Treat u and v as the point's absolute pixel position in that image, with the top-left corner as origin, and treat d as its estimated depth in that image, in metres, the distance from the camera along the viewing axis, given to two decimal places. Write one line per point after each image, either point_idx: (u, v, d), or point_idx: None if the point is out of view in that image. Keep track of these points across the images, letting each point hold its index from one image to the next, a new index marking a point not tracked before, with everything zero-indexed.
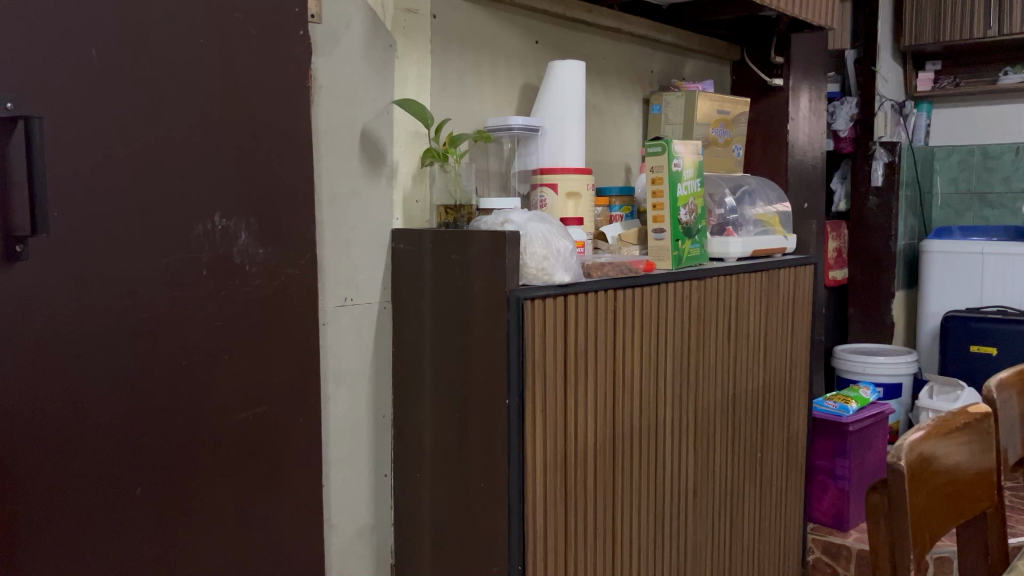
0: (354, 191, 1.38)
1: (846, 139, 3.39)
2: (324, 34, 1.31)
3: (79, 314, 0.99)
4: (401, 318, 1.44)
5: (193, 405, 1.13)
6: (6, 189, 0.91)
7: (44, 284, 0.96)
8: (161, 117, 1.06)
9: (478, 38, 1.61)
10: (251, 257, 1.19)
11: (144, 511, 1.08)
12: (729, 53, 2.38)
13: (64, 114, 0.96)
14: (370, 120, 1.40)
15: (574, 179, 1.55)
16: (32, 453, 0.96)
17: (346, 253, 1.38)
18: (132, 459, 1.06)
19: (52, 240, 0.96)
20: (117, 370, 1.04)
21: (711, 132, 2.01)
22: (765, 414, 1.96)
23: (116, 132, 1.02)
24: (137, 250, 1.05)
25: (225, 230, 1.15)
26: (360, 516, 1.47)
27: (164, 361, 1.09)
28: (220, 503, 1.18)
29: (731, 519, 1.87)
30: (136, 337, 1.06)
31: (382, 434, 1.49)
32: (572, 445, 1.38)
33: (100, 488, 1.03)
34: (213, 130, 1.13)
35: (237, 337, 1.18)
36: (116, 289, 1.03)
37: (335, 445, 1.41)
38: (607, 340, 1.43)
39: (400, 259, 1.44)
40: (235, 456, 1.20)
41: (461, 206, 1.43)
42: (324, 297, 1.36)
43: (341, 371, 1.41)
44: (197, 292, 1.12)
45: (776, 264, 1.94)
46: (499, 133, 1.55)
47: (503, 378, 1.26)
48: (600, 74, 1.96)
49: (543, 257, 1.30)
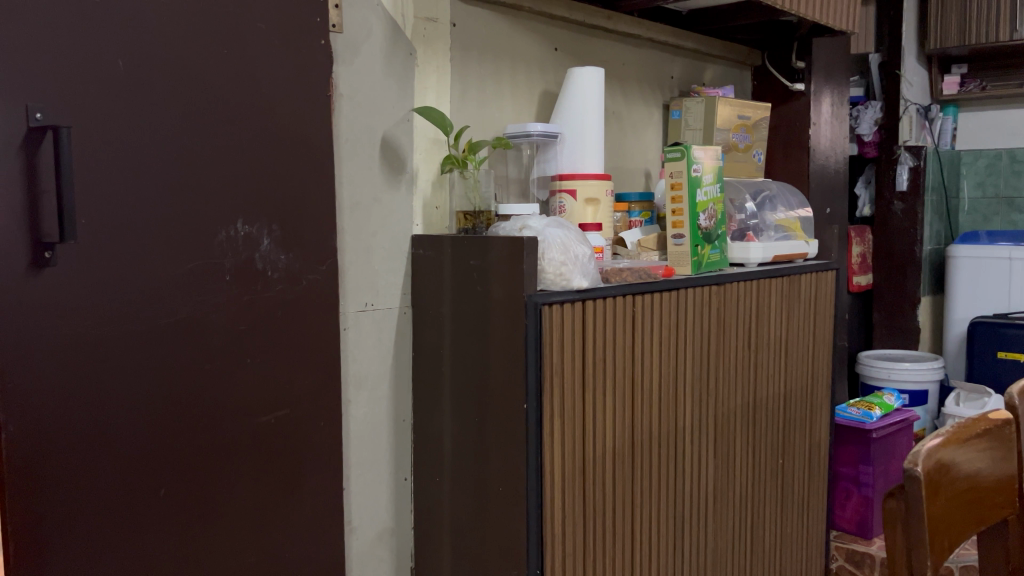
0: (375, 197, 1.40)
1: (870, 143, 3.37)
2: (345, 43, 1.33)
3: (105, 318, 1.02)
4: (421, 323, 1.46)
5: (216, 408, 1.15)
6: (34, 197, 0.94)
7: (73, 288, 0.98)
8: (186, 125, 1.09)
9: (498, 46, 1.63)
10: (273, 263, 1.21)
11: (168, 513, 1.10)
12: (749, 59, 2.38)
13: (91, 123, 0.99)
14: (390, 128, 1.42)
15: (593, 185, 1.56)
16: (58, 454, 0.99)
17: (366, 259, 1.39)
18: (156, 461, 1.08)
19: (79, 246, 0.99)
20: (141, 375, 1.06)
21: (732, 137, 2.02)
22: (787, 420, 1.95)
23: (142, 141, 1.04)
24: (162, 256, 1.07)
25: (248, 236, 1.17)
26: (380, 519, 1.48)
27: (187, 365, 1.11)
28: (242, 506, 1.20)
29: (753, 526, 1.86)
30: (160, 340, 1.08)
31: (401, 439, 1.50)
32: (591, 450, 1.38)
33: (124, 490, 1.05)
34: (237, 138, 1.15)
35: (260, 341, 1.20)
36: (141, 295, 1.05)
37: (356, 449, 1.43)
38: (626, 345, 1.43)
39: (420, 265, 1.45)
40: (257, 459, 1.21)
41: (480, 213, 1.44)
42: (345, 302, 1.38)
43: (361, 375, 1.42)
44: (220, 297, 1.15)
45: (798, 269, 1.93)
46: (519, 139, 1.56)
47: (521, 383, 1.27)
48: (620, 81, 1.97)
49: (561, 263, 1.31)
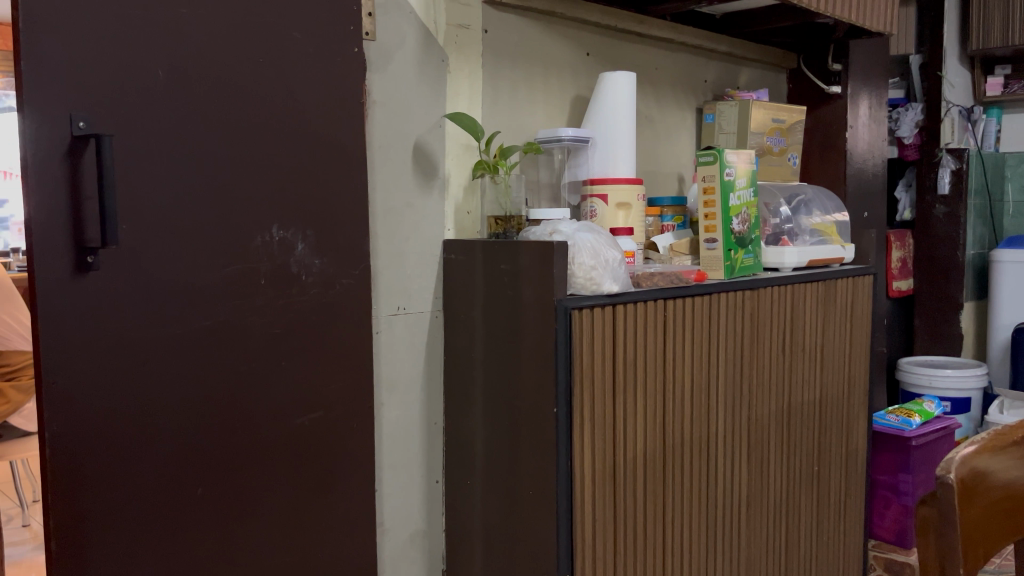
0: (407, 202, 1.42)
1: (910, 146, 3.33)
2: (378, 50, 1.35)
3: (144, 320, 1.05)
4: (453, 326, 1.47)
5: (252, 410, 1.18)
6: (78, 204, 0.97)
7: (114, 290, 1.01)
8: (223, 132, 1.11)
9: (530, 51, 1.64)
10: (307, 267, 1.23)
11: (205, 512, 1.13)
12: (786, 61, 2.35)
13: (132, 131, 1.02)
14: (423, 134, 1.43)
15: (624, 189, 1.57)
16: (99, 454, 1.01)
17: (399, 263, 1.41)
18: (193, 460, 1.11)
19: (120, 250, 1.01)
20: (179, 376, 1.09)
21: (766, 141, 2.01)
22: (823, 427, 1.93)
23: (181, 148, 1.07)
24: (200, 260, 1.10)
25: (283, 241, 1.20)
26: (412, 521, 1.50)
27: (224, 366, 1.14)
28: (276, 506, 1.22)
29: (787, 534, 1.84)
30: (198, 343, 1.10)
31: (433, 441, 1.52)
32: (622, 455, 1.38)
33: (162, 488, 1.08)
34: (272, 145, 1.17)
35: (295, 343, 1.23)
36: (179, 299, 1.08)
37: (388, 451, 1.44)
38: (657, 350, 1.43)
39: (452, 269, 1.47)
40: (292, 460, 1.23)
41: (512, 217, 1.45)
42: (377, 306, 1.39)
43: (394, 379, 1.44)
44: (256, 301, 1.17)
45: (834, 274, 1.91)
46: (550, 144, 1.57)
47: (552, 387, 1.27)
48: (653, 85, 1.97)
49: (591, 267, 1.31)
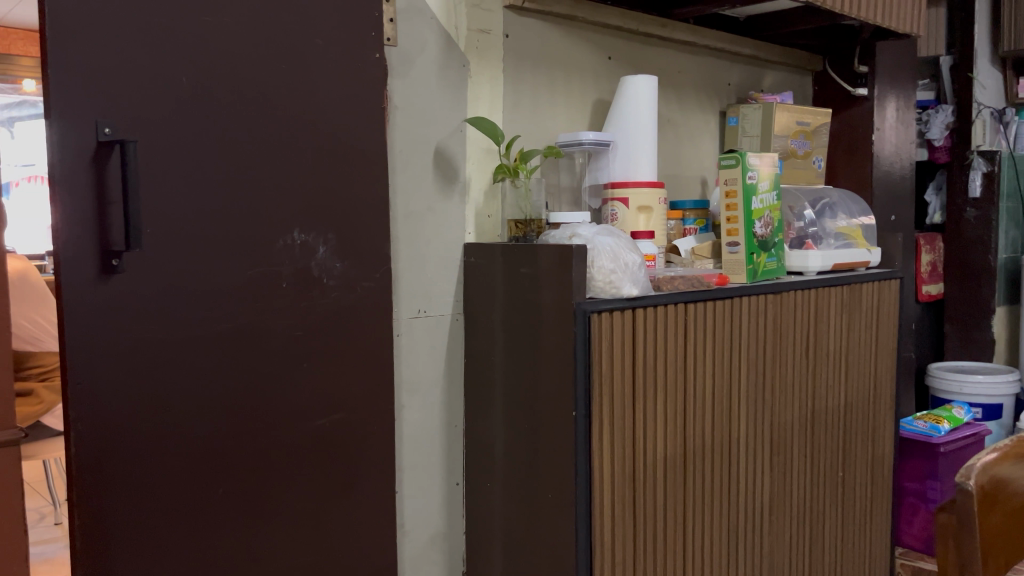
0: (429, 206, 1.43)
1: (940, 148, 3.28)
2: (400, 56, 1.37)
3: (167, 322, 1.06)
4: (474, 329, 1.48)
5: (273, 411, 1.19)
6: (104, 208, 0.99)
7: (138, 293, 1.03)
8: (246, 138, 1.13)
9: (551, 56, 1.64)
10: (328, 270, 1.25)
11: (227, 511, 1.15)
12: (811, 64, 2.34)
13: (156, 136, 1.04)
14: (444, 138, 1.45)
15: (646, 192, 1.56)
16: (123, 453, 1.03)
17: (419, 266, 1.42)
18: (215, 460, 1.13)
19: (144, 254, 1.04)
20: (202, 376, 1.11)
21: (791, 143, 1.99)
22: (848, 432, 1.91)
23: (204, 154, 1.09)
24: (223, 263, 1.12)
25: (305, 244, 1.21)
26: (432, 523, 1.50)
27: (246, 369, 1.15)
28: (297, 507, 1.23)
29: (811, 539, 1.83)
30: (221, 344, 1.12)
31: (454, 444, 1.53)
32: (641, 458, 1.38)
33: (185, 488, 1.10)
34: (294, 150, 1.19)
35: (317, 345, 1.24)
36: (202, 302, 1.10)
37: (408, 453, 1.45)
38: (677, 354, 1.43)
39: (472, 272, 1.47)
40: (313, 461, 1.25)
41: (532, 220, 1.46)
42: (398, 309, 1.40)
43: (414, 381, 1.45)
44: (278, 304, 1.18)
45: (859, 278, 1.89)
46: (570, 148, 1.57)
47: (571, 390, 1.28)
48: (675, 89, 1.96)
49: (610, 271, 1.32)
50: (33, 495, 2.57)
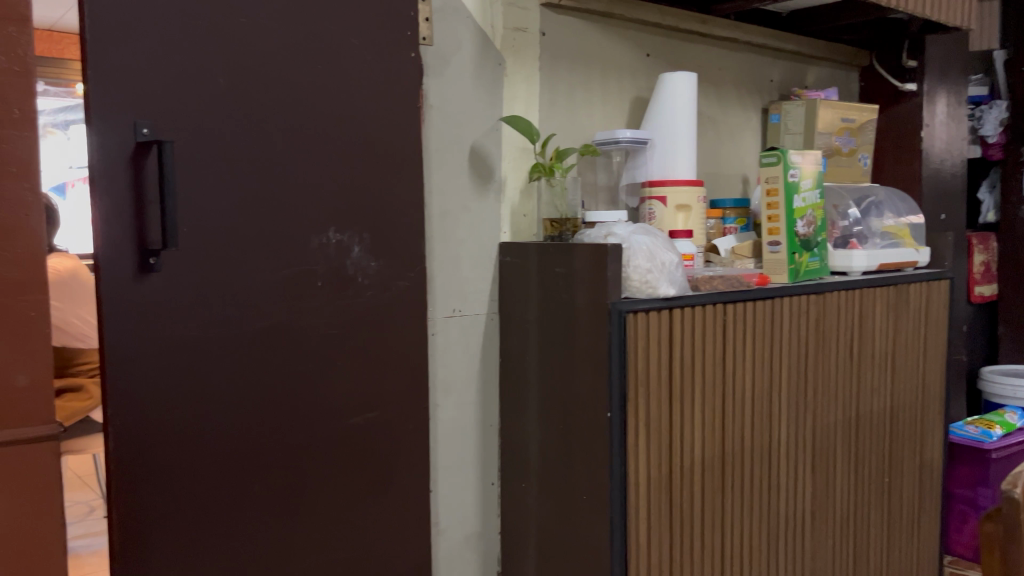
0: (463, 205, 1.43)
1: (994, 145, 3.18)
2: (435, 54, 1.37)
3: (204, 320, 1.08)
4: (509, 328, 1.47)
5: (308, 409, 1.20)
6: (142, 208, 1.01)
7: (175, 291, 1.05)
8: (281, 138, 1.14)
9: (588, 53, 1.63)
10: (364, 269, 1.25)
11: (262, 507, 1.16)
12: (857, 59, 2.28)
13: (194, 137, 1.05)
14: (479, 137, 1.44)
15: (685, 191, 1.54)
16: (160, 449, 1.05)
17: (454, 265, 1.42)
18: (251, 457, 1.14)
19: (182, 252, 1.05)
20: (238, 374, 1.12)
21: (835, 140, 1.95)
22: (894, 437, 1.86)
23: (240, 154, 1.10)
24: (258, 262, 1.13)
25: (340, 243, 1.22)
26: (467, 522, 1.50)
27: (281, 366, 1.16)
28: (332, 505, 1.24)
29: (855, 547, 1.78)
30: (256, 342, 1.13)
31: (489, 443, 1.52)
32: (678, 460, 1.36)
33: (221, 483, 1.11)
34: (329, 150, 1.20)
35: (352, 344, 1.25)
36: (237, 300, 1.11)
37: (443, 451, 1.45)
38: (715, 356, 1.40)
39: (507, 272, 1.47)
40: (347, 458, 1.25)
41: (567, 220, 1.44)
42: (433, 308, 1.40)
43: (449, 380, 1.45)
44: (313, 303, 1.19)
45: (906, 278, 1.84)
46: (607, 146, 1.55)
47: (605, 390, 1.26)
48: (716, 86, 1.93)
49: (646, 270, 1.30)
50: (83, 488, 2.63)
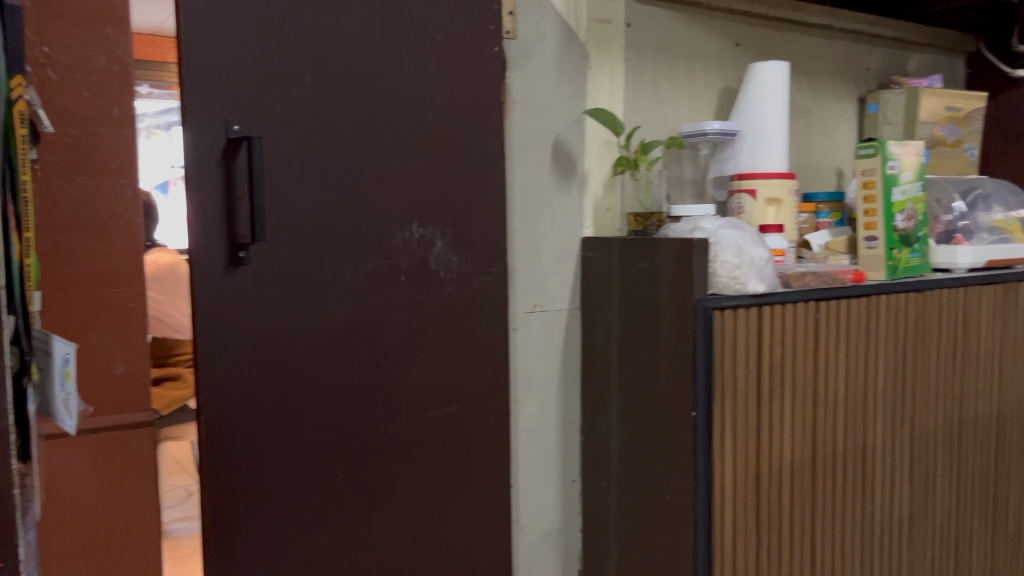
0: (545, 200, 1.41)
1: None
2: (518, 48, 1.36)
3: (289, 313, 1.10)
4: (591, 325, 1.45)
5: (391, 402, 1.21)
6: (233, 203, 1.04)
7: (263, 285, 1.08)
8: (365, 133, 1.15)
9: (674, 44, 1.59)
10: (445, 263, 1.25)
11: (346, 497, 1.17)
12: (962, 44, 2.16)
13: (282, 133, 1.08)
14: (562, 130, 1.42)
15: (776, 184, 1.49)
16: (247, 437, 1.08)
17: (535, 260, 1.41)
18: (335, 448, 1.16)
19: (270, 246, 1.08)
20: (323, 366, 1.14)
21: (937, 131, 1.84)
22: (1000, 444, 1.75)
23: (326, 149, 1.12)
24: (343, 256, 1.14)
25: (422, 238, 1.22)
26: (548, 518, 1.49)
27: (362, 360, 1.18)
28: (413, 497, 1.25)
29: (955, 558, 1.69)
30: (340, 335, 1.15)
31: (570, 440, 1.50)
32: (767, 462, 1.31)
33: (307, 472, 1.14)
34: (412, 145, 1.20)
35: (434, 338, 1.25)
36: (321, 293, 1.13)
37: (524, 447, 1.44)
38: (807, 355, 1.34)
39: (590, 267, 1.45)
40: (429, 452, 1.26)
41: (651, 214, 1.41)
42: (514, 303, 1.40)
43: (530, 376, 1.44)
44: (396, 297, 1.20)
45: (1017, 276, 1.73)
46: (694, 138, 1.51)
47: (690, 389, 1.23)
48: (809, 75, 1.86)
49: (734, 266, 1.25)
50: (180, 473, 2.75)
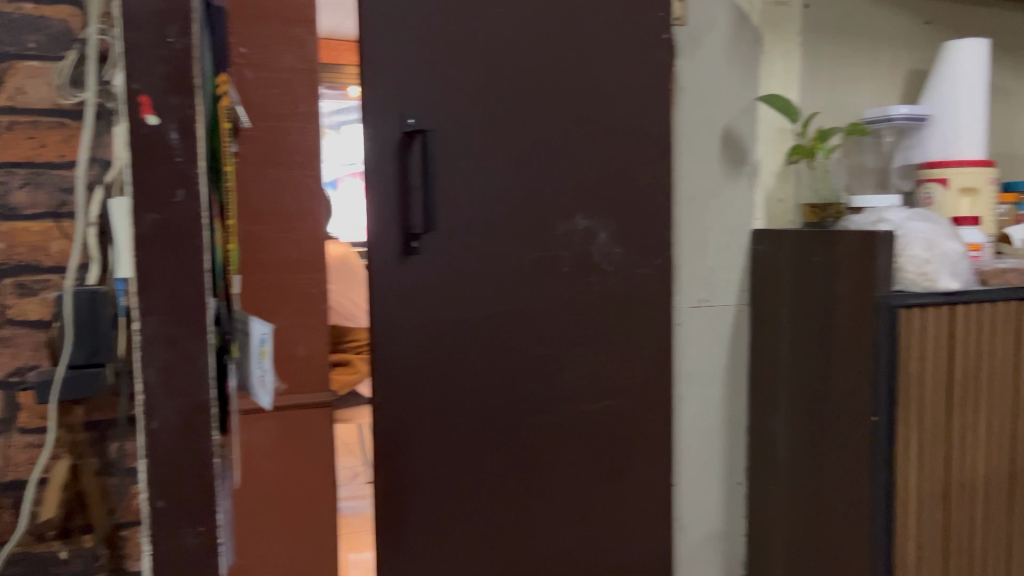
0: (712, 191, 1.36)
1: None
2: (688, 34, 1.33)
3: (456, 303, 1.12)
4: (759, 322, 1.38)
5: (551, 394, 1.21)
6: (406, 194, 1.07)
7: (433, 274, 1.10)
8: (529, 125, 1.16)
9: (856, 24, 1.49)
10: (608, 256, 1.23)
11: (507, 487, 1.19)
12: None
13: (452, 126, 1.10)
14: (732, 118, 1.36)
15: (971, 172, 1.37)
16: (417, 423, 1.12)
17: (701, 252, 1.36)
18: (498, 438, 1.17)
19: (439, 236, 1.10)
20: (487, 356, 1.15)
21: None
22: None
23: (492, 141, 1.13)
24: (508, 247, 1.15)
25: (586, 229, 1.21)
26: (710, 521, 1.42)
27: (525, 352, 1.18)
28: (571, 493, 1.24)
29: None
30: (504, 326, 1.16)
31: (735, 441, 1.43)
32: (958, 475, 1.19)
33: (472, 461, 1.16)
34: (576, 136, 1.19)
35: (595, 331, 1.24)
36: (486, 285, 1.14)
37: (686, 445, 1.39)
38: (1010, 359, 1.21)
39: (759, 260, 1.37)
40: (589, 446, 1.25)
41: (829, 205, 1.33)
42: (678, 297, 1.35)
43: (694, 372, 1.38)
44: (558, 288, 1.20)
45: None
46: (878, 124, 1.41)
47: (871, 391, 1.15)
48: (1010, 53, 1.69)
49: (924, 261, 1.15)
50: None
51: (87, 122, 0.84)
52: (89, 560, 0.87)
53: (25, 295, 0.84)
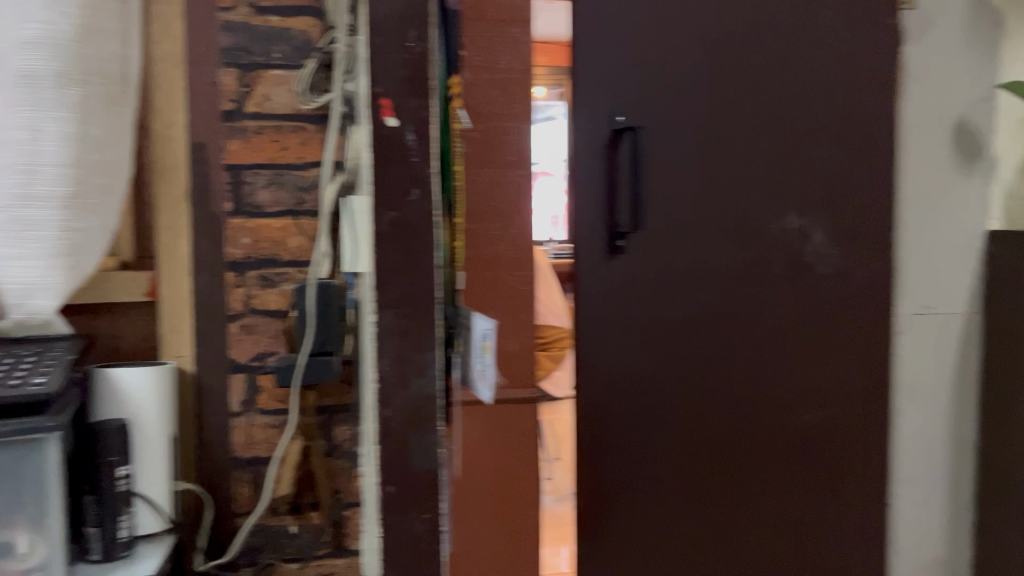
0: (943, 189, 1.19)
1: None
2: (919, 19, 1.16)
3: (659, 300, 1.10)
4: (996, 334, 1.18)
5: (755, 396, 1.15)
6: (614, 192, 1.07)
7: (637, 272, 1.09)
8: (740, 118, 1.11)
9: None
10: (822, 257, 1.16)
11: (706, 490, 1.15)
12: None
13: (661, 122, 1.08)
14: (967, 107, 1.18)
15: None
16: (617, 418, 1.10)
17: (929, 254, 1.19)
18: (698, 439, 1.14)
19: (647, 236, 1.09)
20: (688, 355, 1.12)
21: None
22: None
23: (701, 136, 1.09)
24: (713, 243, 1.11)
25: (799, 229, 1.14)
26: (935, 549, 1.25)
27: (734, 353, 1.14)
28: (774, 503, 1.17)
29: None
30: (705, 326, 1.12)
31: (965, 465, 1.24)
32: None
33: (671, 462, 1.13)
34: (789, 131, 1.13)
35: (805, 334, 1.16)
36: (688, 281, 1.11)
37: (907, 462, 1.22)
38: None
39: (999, 264, 1.18)
40: (794, 452, 1.18)
41: None
42: (898, 303, 1.19)
43: (914, 385, 1.21)
44: (765, 290, 1.14)
45: None
46: None
47: None
48: None
49: None
50: None
51: (334, 124, 0.89)
52: (315, 536, 0.93)
53: (267, 287, 0.92)
